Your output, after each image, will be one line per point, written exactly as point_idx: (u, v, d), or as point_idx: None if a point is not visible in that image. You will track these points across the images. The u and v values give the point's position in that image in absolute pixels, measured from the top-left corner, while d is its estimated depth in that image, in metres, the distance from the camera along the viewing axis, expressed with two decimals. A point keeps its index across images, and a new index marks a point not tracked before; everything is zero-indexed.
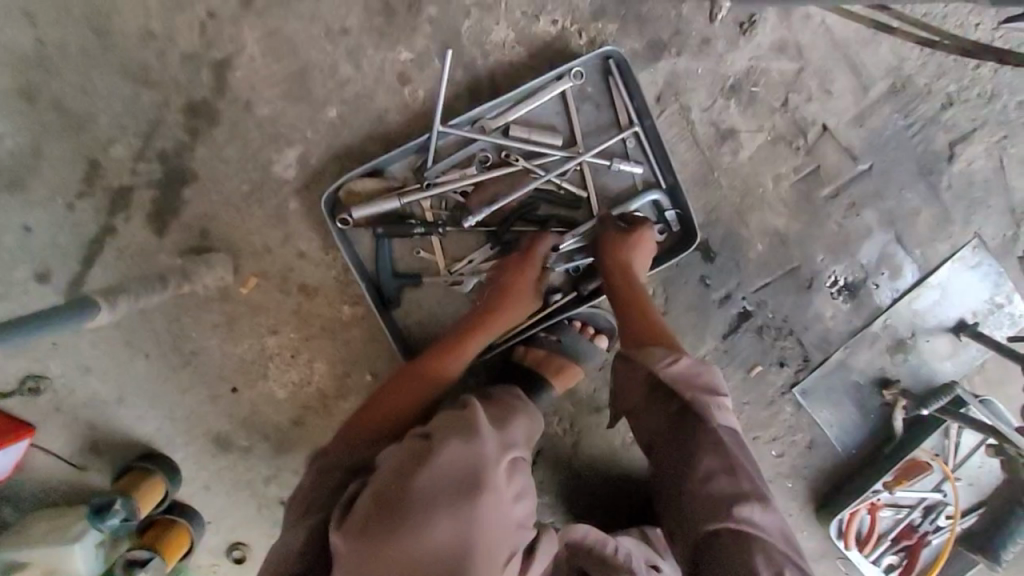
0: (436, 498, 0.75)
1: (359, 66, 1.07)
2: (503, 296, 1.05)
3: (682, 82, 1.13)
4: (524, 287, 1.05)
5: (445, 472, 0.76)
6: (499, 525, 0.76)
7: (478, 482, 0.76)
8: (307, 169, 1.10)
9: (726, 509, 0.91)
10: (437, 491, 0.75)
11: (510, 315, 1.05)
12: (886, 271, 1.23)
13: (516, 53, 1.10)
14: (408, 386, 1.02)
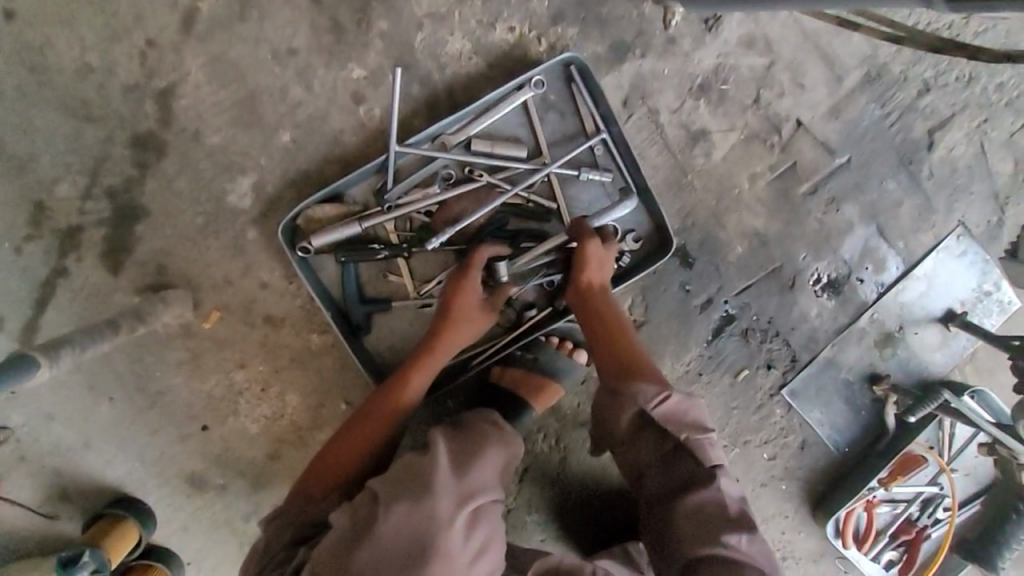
0: (382, 570, 0.74)
1: (310, 87, 1.03)
2: (449, 321, 1.00)
3: (648, 83, 1.09)
4: (470, 309, 1.00)
5: (391, 543, 0.75)
6: None
7: (425, 550, 0.75)
8: (264, 197, 1.06)
9: (716, 536, 0.91)
10: (381, 562, 0.75)
11: (460, 338, 1.00)
12: (870, 265, 1.19)
13: (473, 64, 1.06)
14: (363, 423, 0.98)
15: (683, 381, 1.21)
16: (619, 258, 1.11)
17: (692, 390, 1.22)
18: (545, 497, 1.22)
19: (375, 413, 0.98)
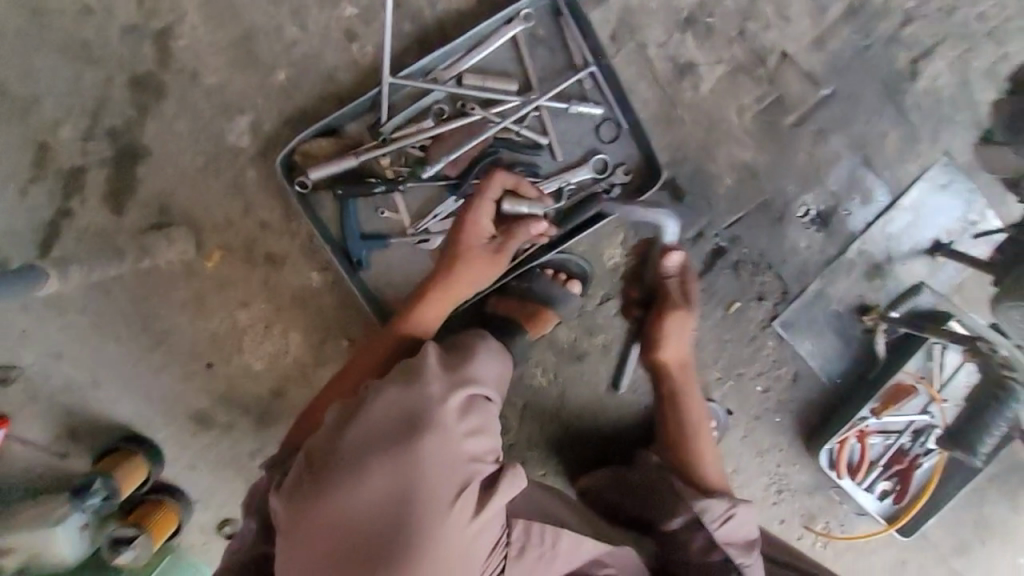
0: (368, 445, 0.77)
1: (304, 27, 1.06)
2: (450, 259, 1.00)
3: (635, 19, 1.11)
4: (477, 249, 1.00)
5: (378, 420, 0.79)
6: (441, 460, 0.76)
7: (412, 423, 0.78)
8: (262, 136, 1.08)
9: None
10: (371, 437, 0.78)
11: (457, 278, 0.99)
12: (857, 197, 1.22)
13: (463, 0, 1.08)
14: (349, 376, 1.00)
15: None
16: (610, 191, 1.14)
17: None
18: (546, 431, 1.25)
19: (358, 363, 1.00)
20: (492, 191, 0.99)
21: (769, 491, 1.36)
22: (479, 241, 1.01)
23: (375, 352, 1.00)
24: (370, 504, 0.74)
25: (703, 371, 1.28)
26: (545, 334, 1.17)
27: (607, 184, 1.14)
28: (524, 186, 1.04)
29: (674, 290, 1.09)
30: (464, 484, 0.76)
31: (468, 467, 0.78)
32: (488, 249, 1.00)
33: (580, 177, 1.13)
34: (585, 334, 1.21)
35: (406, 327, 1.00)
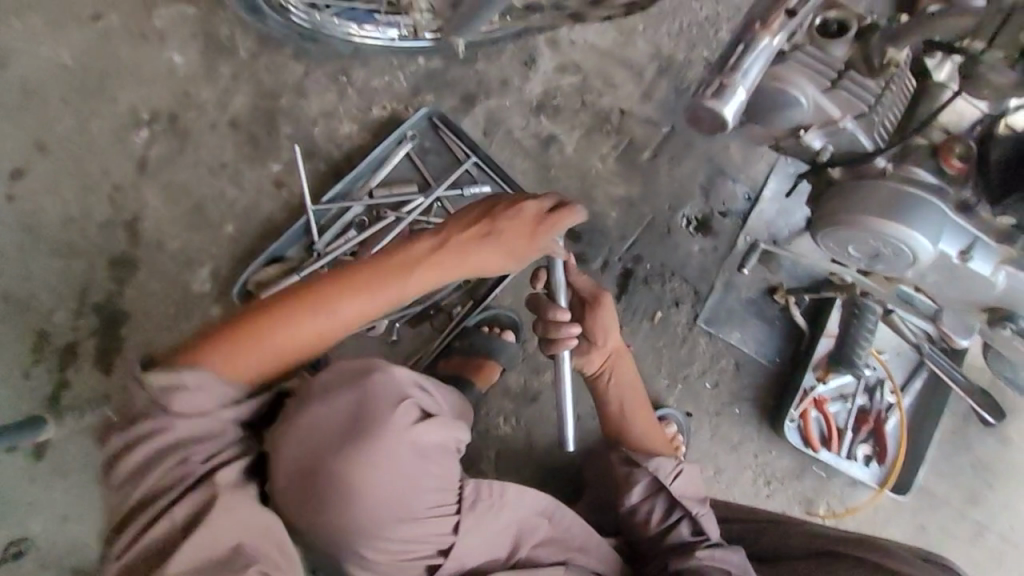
0: (335, 381, 0.91)
1: (242, 187, 1.33)
2: (446, 244, 0.94)
3: (498, 116, 1.40)
4: (514, 236, 0.94)
5: (341, 368, 0.93)
6: (391, 393, 0.91)
7: (369, 370, 0.92)
8: (220, 277, 1.30)
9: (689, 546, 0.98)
10: (338, 377, 0.92)
11: (449, 256, 0.94)
12: (724, 199, 1.44)
13: (363, 137, 1.38)
14: (330, 291, 0.90)
15: None
16: None
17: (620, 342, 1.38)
18: (526, 475, 1.32)
19: (337, 289, 0.90)
20: (531, 205, 0.94)
21: (759, 485, 1.38)
22: (518, 224, 0.94)
23: (361, 283, 0.91)
24: (333, 432, 0.89)
25: (652, 381, 1.38)
26: (495, 382, 1.31)
27: None
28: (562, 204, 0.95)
29: (591, 287, 1.06)
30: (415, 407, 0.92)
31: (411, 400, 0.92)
32: (509, 249, 0.94)
33: None
34: (533, 374, 1.34)
35: (391, 290, 0.93)
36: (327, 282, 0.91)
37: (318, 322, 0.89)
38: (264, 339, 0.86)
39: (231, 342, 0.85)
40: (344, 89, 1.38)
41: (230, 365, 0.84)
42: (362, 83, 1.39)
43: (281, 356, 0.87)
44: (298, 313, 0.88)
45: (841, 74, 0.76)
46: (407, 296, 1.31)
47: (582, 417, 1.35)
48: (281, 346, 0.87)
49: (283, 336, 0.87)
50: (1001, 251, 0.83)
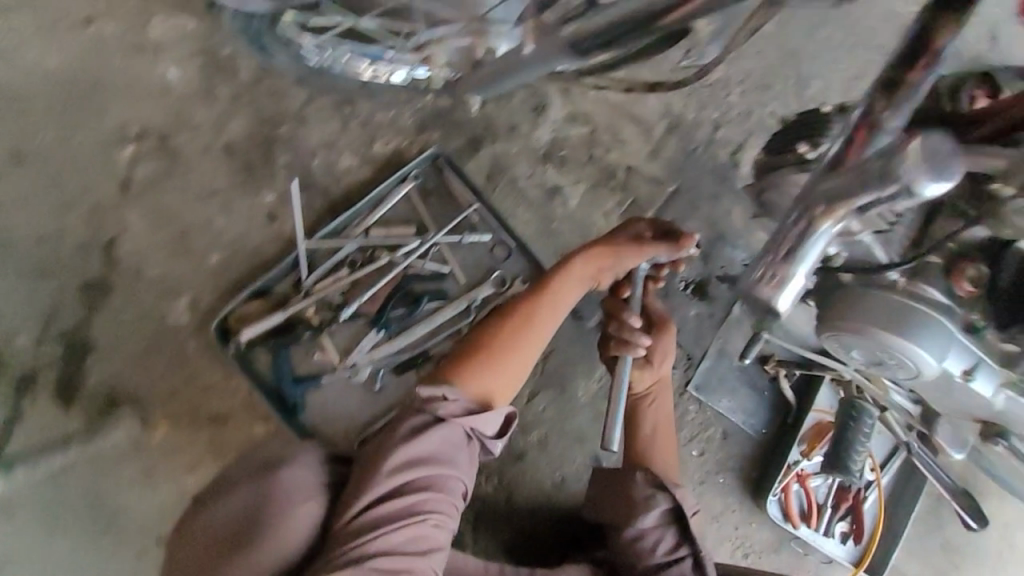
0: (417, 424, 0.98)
1: (231, 216, 1.28)
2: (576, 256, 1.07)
3: (503, 162, 1.37)
4: (614, 256, 1.06)
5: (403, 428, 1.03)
6: None
7: None
8: (202, 311, 1.25)
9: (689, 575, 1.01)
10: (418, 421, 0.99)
11: (574, 281, 1.07)
12: (723, 264, 1.43)
13: (362, 173, 1.33)
14: (506, 334, 1.03)
15: (600, 396, 1.35)
16: None
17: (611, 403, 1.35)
18: (504, 536, 1.29)
19: (550, 307, 1.06)
20: (642, 223, 1.07)
21: (738, 557, 1.38)
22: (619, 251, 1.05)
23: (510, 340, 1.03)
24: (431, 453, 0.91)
25: None
26: None
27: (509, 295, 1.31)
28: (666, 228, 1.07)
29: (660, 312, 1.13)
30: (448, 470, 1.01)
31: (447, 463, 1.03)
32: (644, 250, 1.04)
33: (484, 293, 1.30)
34: (520, 432, 1.31)
35: (563, 298, 1.07)
36: (513, 318, 1.05)
37: (534, 336, 1.04)
38: (509, 357, 1.02)
39: (488, 359, 1.00)
40: (346, 120, 1.33)
41: (495, 387, 0.99)
42: (367, 116, 1.33)
43: (525, 364, 1.03)
44: (492, 348, 1.02)
45: None
46: (395, 344, 1.26)
47: (566, 478, 1.33)
48: (523, 363, 1.03)
49: (524, 354, 1.03)
50: (1003, 374, 0.83)
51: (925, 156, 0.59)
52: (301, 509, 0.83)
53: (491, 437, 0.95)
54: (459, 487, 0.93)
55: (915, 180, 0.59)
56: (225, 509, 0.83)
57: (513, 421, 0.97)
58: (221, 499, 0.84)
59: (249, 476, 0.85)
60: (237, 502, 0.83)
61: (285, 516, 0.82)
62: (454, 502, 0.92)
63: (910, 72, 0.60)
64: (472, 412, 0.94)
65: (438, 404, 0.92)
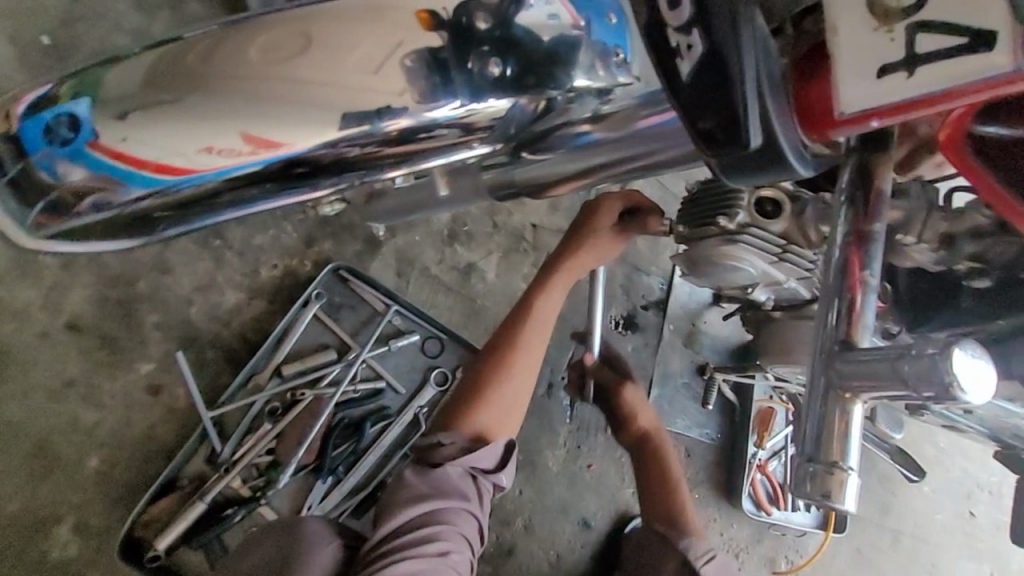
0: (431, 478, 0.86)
1: (101, 404, 1.06)
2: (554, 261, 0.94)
3: (409, 253, 1.28)
4: (590, 246, 0.91)
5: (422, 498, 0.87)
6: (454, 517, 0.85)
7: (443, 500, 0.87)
8: (93, 530, 1.02)
9: None
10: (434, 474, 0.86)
11: (554, 294, 0.94)
12: (642, 293, 1.48)
13: (254, 307, 1.16)
14: (497, 361, 0.93)
15: (569, 459, 1.34)
16: None
17: (581, 462, 1.34)
18: None
19: (533, 326, 0.94)
20: (613, 204, 0.89)
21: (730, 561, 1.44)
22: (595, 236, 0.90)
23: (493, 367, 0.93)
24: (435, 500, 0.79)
25: (620, 494, 1.35)
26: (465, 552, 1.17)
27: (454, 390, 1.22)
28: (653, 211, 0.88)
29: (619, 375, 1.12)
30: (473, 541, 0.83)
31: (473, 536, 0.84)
32: (609, 239, 0.90)
33: (428, 397, 1.21)
34: (502, 526, 1.26)
35: (544, 316, 0.95)
36: (500, 348, 0.94)
37: (525, 362, 0.94)
38: (502, 388, 0.91)
39: (481, 396, 0.90)
40: (219, 254, 1.15)
41: (492, 422, 0.89)
42: (242, 242, 1.17)
43: (523, 392, 0.93)
44: (484, 385, 0.91)
45: (785, 249, 0.80)
46: (348, 483, 1.13)
47: (562, 554, 1.29)
48: (519, 391, 0.92)
49: (519, 380, 0.92)
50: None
51: (968, 340, 0.35)
52: (320, 551, 0.75)
53: (493, 471, 0.84)
54: (472, 530, 0.81)
55: (958, 379, 0.33)
56: (244, 565, 0.75)
57: (514, 449, 0.86)
58: (240, 556, 0.76)
59: (269, 534, 0.78)
60: (258, 556, 0.75)
61: (301, 561, 0.73)
62: (466, 543, 0.80)
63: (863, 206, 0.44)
64: (468, 450, 0.84)
65: (434, 451, 0.83)
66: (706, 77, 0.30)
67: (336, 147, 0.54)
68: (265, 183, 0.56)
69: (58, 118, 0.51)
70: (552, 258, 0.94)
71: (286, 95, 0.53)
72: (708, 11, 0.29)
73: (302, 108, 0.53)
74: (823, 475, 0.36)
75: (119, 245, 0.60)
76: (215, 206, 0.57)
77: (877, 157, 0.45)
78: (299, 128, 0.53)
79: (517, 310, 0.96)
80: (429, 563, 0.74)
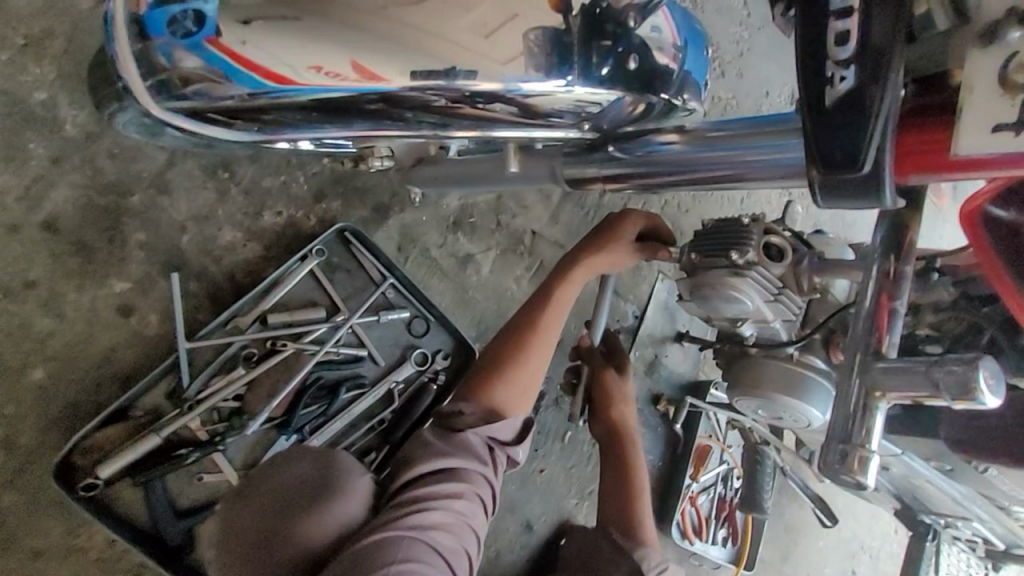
0: None
1: (62, 314, 0.99)
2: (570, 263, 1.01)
3: (413, 231, 1.28)
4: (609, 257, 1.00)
5: None
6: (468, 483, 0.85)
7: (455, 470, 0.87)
8: (23, 446, 0.96)
9: None
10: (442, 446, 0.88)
11: (574, 285, 1.00)
12: (617, 318, 1.54)
13: (249, 250, 1.12)
14: (517, 342, 0.97)
15: (525, 462, 1.37)
16: (436, 377, 1.22)
17: (535, 466, 1.38)
18: None
19: (554, 313, 1.00)
20: (634, 221, 0.99)
21: None
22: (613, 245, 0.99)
23: (517, 347, 0.96)
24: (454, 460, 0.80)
25: (564, 503, 1.40)
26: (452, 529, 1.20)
27: (431, 372, 1.22)
28: (663, 236, 1.00)
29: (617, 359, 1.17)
30: (487, 506, 0.83)
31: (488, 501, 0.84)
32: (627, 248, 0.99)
33: (406, 374, 1.19)
34: None
35: (563, 304, 1.01)
36: (520, 329, 0.98)
37: (544, 343, 0.98)
38: (524, 364, 0.95)
39: (504, 369, 0.94)
40: (224, 187, 1.11)
41: (509, 396, 0.92)
42: (250, 181, 1.13)
43: (538, 373, 0.97)
44: (508, 361, 0.95)
45: (779, 293, 0.90)
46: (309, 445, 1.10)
47: (499, 550, 1.33)
48: (539, 367, 0.97)
49: (536, 360, 0.97)
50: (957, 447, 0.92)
51: (991, 363, 0.44)
52: (355, 484, 0.76)
53: (511, 443, 0.87)
54: (489, 493, 0.83)
55: (983, 387, 0.42)
56: (279, 489, 0.73)
57: (530, 425, 0.90)
58: (274, 470, 0.75)
59: (305, 456, 0.76)
60: (296, 476, 0.74)
61: (341, 492, 0.74)
62: (483, 505, 0.82)
63: (894, 267, 0.52)
64: (488, 420, 0.87)
65: (456, 418, 0.86)
66: (838, 108, 0.38)
67: (423, 93, 0.56)
68: (346, 109, 0.59)
69: (184, 12, 0.51)
70: (574, 253, 1.01)
71: (400, 36, 0.54)
72: (860, 58, 0.37)
73: (408, 49, 0.54)
74: (849, 453, 0.44)
75: (237, 134, 0.61)
76: (325, 118, 0.60)
77: (909, 218, 0.53)
78: (401, 69, 0.54)
79: (536, 300, 1.01)
80: (452, 517, 0.77)
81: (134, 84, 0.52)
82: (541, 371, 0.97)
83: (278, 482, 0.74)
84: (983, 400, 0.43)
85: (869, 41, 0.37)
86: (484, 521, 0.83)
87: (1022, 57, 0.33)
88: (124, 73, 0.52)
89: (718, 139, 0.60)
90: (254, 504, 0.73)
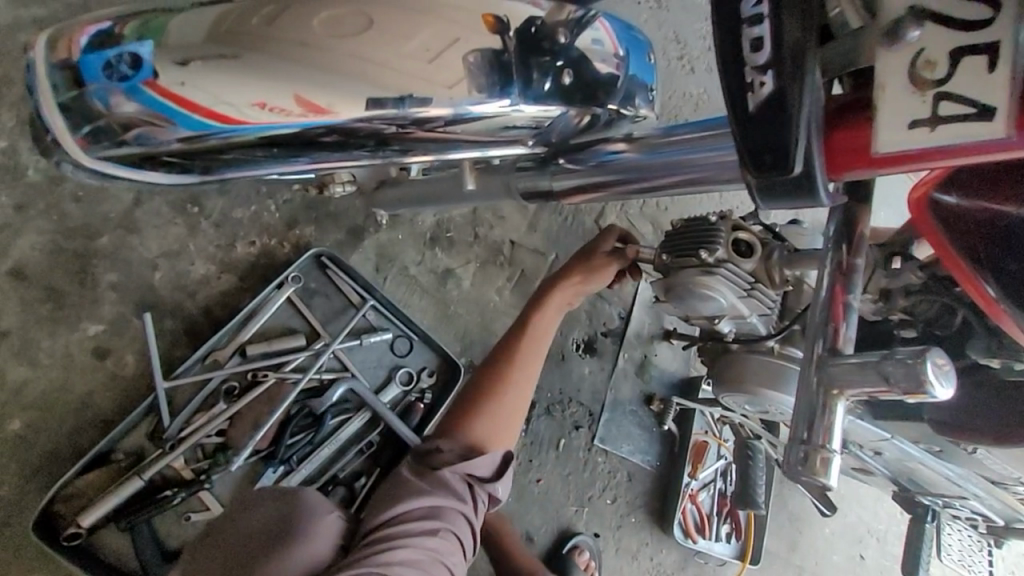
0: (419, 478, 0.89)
1: (38, 362, 0.99)
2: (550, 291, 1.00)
3: (390, 251, 1.27)
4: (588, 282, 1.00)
5: None
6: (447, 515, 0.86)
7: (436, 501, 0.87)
8: (4, 498, 0.95)
9: None
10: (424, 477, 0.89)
11: (552, 308, 1.01)
12: (604, 321, 1.54)
13: (224, 282, 1.12)
14: (501, 375, 0.97)
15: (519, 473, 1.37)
16: (422, 397, 1.21)
17: (531, 476, 1.40)
18: None
19: (537, 343, 1.00)
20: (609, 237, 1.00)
21: None
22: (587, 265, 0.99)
23: (502, 379, 0.97)
24: (429, 495, 0.80)
25: (561, 511, 1.42)
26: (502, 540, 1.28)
27: (417, 392, 1.21)
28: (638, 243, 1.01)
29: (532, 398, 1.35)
30: (464, 543, 0.82)
31: (466, 538, 0.83)
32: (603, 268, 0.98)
33: (391, 395, 1.19)
34: None
35: (544, 333, 1.01)
36: (503, 360, 0.99)
37: (526, 375, 0.98)
38: (506, 397, 0.96)
39: (484, 402, 0.94)
40: (194, 222, 1.11)
41: (490, 431, 0.93)
42: (220, 214, 1.12)
43: (522, 407, 0.97)
44: (489, 394, 0.95)
45: (753, 286, 0.89)
46: (298, 475, 1.09)
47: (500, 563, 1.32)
48: (519, 397, 0.97)
49: (520, 392, 0.97)
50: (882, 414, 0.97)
51: (940, 354, 0.44)
52: (321, 521, 0.76)
53: (490, 480, 0.85)
54: (468, 531, 0.83)
55: (932, 378, 0.42)
56: (245, 533, 0.75)
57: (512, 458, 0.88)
58: (243, 513, 0.77)
59: (270, 498, 0.78)
60: (259, 521, 0.76)
61: (302, 532, 0.74)
62: (461, 545, 0.82)
63: (849, 260, 0.52)
64: (468, 456, 0.86)
65: (435, 454, 0.86)
66: (768, 113, 0.38)
67: (370, 122, 0.55)
68: (296, 143, 0.57)
69: (120, 56, 0.51)
70: (551, 277, 1.02)
71: (338, 65, 0.53)
72: (783, 64, 0.37)
73: (349, 79, 0.53)
74: (810, 455, 0.43)
75: (176, 176, 0.60)
76: (275, 153, 0.59)
77: (858, 210, 0.53)
78: (345, 98, 0.54)
79: (519, 329, 1.01)
80: (422, 555, 0.76)
81: (62, 134, 0.51)
82: (525, 406, 0.98)
83: (245, 527, 0.76)
84: (935, 393, 0.42)
85: (788, 45, 0.36)
86: (459, 561, 0.81)
87: (931, 53, 0.33)
88: (52, 123, 0.51)
89: (665, 144, 0.61)
90: (224, 546, 0.75)
